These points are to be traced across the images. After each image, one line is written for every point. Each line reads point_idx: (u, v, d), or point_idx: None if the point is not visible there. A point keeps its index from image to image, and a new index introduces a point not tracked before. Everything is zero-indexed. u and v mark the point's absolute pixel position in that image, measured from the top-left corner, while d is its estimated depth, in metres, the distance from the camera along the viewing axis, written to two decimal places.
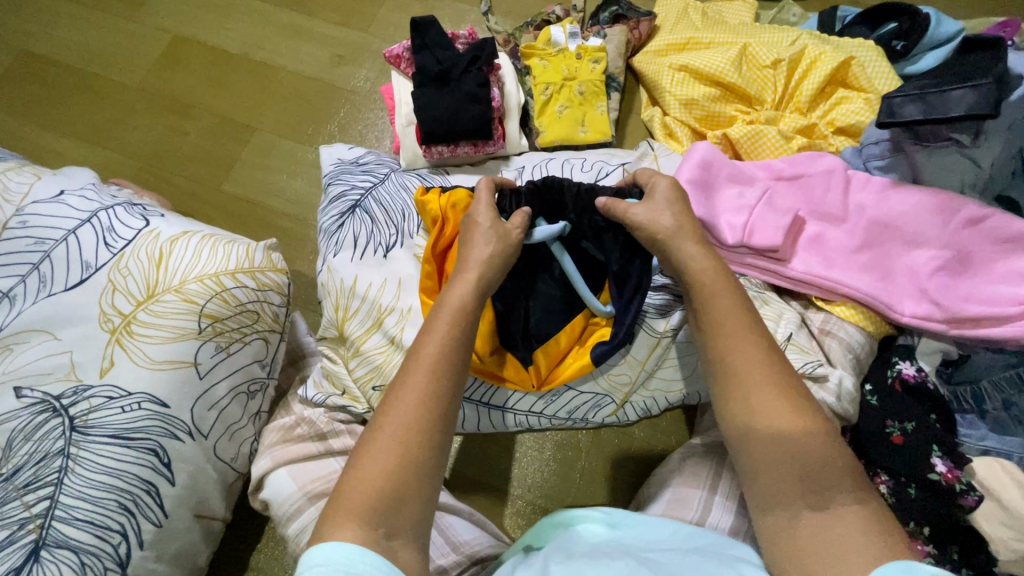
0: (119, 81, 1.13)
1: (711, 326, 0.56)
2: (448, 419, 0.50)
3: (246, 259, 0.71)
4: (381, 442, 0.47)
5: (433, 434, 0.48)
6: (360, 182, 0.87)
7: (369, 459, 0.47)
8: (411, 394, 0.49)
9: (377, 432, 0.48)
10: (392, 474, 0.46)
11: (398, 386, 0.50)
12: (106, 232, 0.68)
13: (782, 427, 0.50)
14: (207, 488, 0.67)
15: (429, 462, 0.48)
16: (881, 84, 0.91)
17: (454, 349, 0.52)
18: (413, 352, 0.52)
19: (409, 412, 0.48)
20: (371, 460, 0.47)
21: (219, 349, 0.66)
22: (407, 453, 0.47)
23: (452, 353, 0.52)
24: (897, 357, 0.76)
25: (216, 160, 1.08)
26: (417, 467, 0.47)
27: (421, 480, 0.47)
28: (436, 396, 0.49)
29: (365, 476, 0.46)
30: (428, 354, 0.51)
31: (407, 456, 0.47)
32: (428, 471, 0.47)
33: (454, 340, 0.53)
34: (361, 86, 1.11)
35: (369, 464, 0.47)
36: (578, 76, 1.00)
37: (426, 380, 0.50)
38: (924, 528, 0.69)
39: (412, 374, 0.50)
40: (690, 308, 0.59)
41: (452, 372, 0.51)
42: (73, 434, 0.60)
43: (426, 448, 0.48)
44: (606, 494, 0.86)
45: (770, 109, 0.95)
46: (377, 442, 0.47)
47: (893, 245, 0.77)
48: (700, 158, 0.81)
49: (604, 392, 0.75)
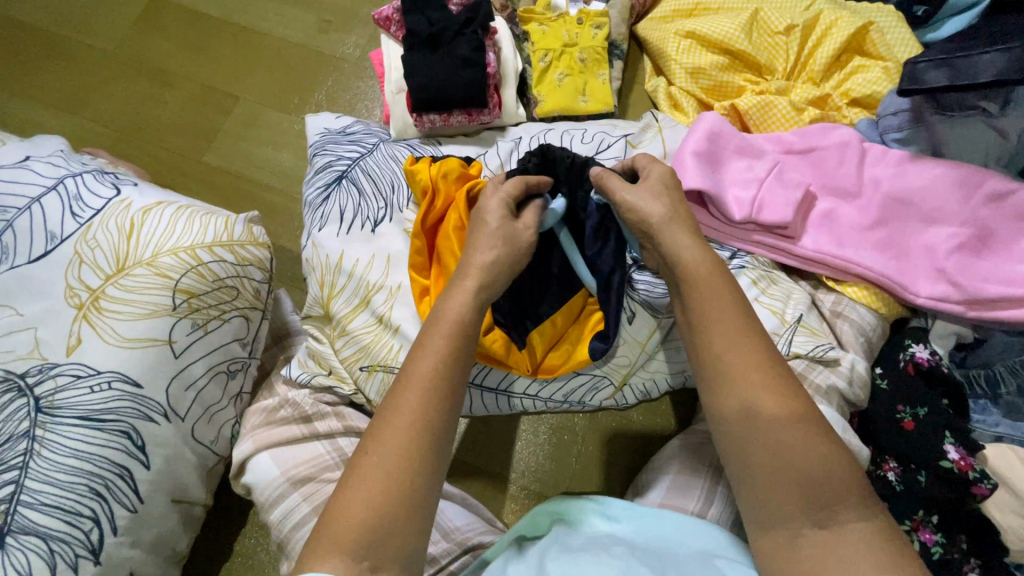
0: (94, 45, 1.07)
1: (706, 316, 0.52)
2: (443, 441, 0.47)
3: (224, 231, 0.66)
4: (373, 466, 0.45)
5: (425, 457, 0.45)
6: (347, 153, 0.82)
7: (360, 482, 0.44)
8: (405, 414, 0.46)
9: (369, 454, 0.45)
10: (385, 500, 0.43)
11: (392, 404, 0.47)
12: (72, 201, 0.64)
13: (794, 414, 0.47)
14: (185, 472, 0.64)
15: (424, 486, 0.45)
16: (900, 52, 0.86)
17: (449, 365, 0.49)
18: (406, 368, 0.49)
19: (403, 434, 0.46)
20: (362, 485, 0.44)
21: (195, 327, 0.63)
22: (401, 477, 0.44)
23: (449, 369, 0.49)
24: (909, 340, 0.73)
25: (198, 130, 1.03)
26: (412, 491, 0.44)
27: (413, 508, 0.44)
28: (432, 415, 0.47)
29: (355, 501, 0.43)
30: (422, 371, 0.48)
31: (398, 482, 0.44)
32: (423, 495, 0.45)
33: (450, 356, 0.50)
34: (350, 52, 1.06)
35: (360, 488, 0.44)
36: (579, 42, 0.94)
37: (418, 399, 0.47)
38: (932, 517, 0.67)
39: (406, 392, 0.47)
40: (689, 289, 0.54)
41: (450, 390, 0.48)
42: (39, 415, 0.56)
43: (421, 471, 0.45)
44: (603, 479, 0.83)
45: (781, 78, 0.90)
46: (369, 464, 0.45)
47: (908, 222, 0.73)
48: (707, 129, 0.77)
49: (602, 374, 0.71)
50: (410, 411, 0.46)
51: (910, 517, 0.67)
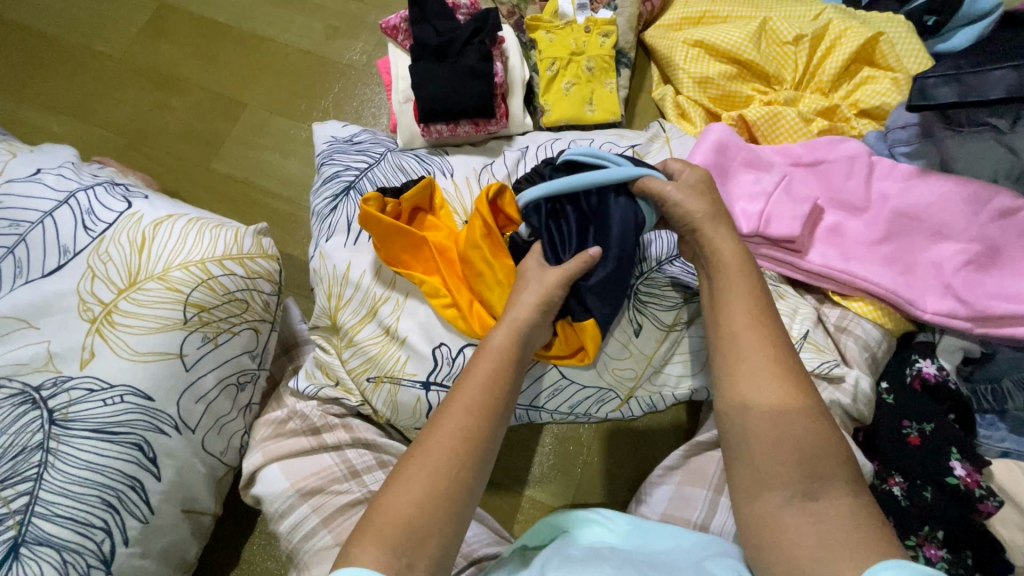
0: (103, 51, 1.08)
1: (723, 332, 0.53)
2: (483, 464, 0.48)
3: (234, 244, 0.67)
4: (416, 473, 0.46)
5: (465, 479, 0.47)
6: (355, 163, 0.82)
7: (403, 488, 0.46)
8: (452, 425, 0.48)
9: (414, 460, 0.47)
10: (425, 501, 0.45)
11: (440, 416, 0.49)
12: (84, 214, 0.64)
13: (799, 436, 0.47)
14: (194, 483, 0.65)
15: (466, 497, 0.46)
16: (909, 64, 0.86)
17: (495, 392, 0.51)
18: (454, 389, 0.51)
19: (450, 443, 0.47)
20: (405, 492, 0.45)
21: (206, 340, 0.63)
22: (444, 484, 0.46)
23: (496, 386, 0.51)
24: (917, 355, 0.73)
25: (205, 137, 1.03)
26: (445, 511, 0.45)
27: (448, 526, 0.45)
28: (478, 427, 0.48)
29: (395, 507, 0.45)
30: (472, 386, 0.51)
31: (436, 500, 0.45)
32: (463, 503, 0.46)
33: (499, 377, 0.52)
34: (356, 59, 1.06)
35: (403, 493, 0.45)
36: (587, 50, 0.94)
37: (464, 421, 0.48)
38: (938, 533, 0.66)
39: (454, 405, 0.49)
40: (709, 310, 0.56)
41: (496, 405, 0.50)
42: (52, 428, 0.57)
43: (465, 480, 0.47)
44: (609, 490, 0.84)
45: (789, 88, 0.89)
46: (412, 471, 0.46)
47: (916, 237, 0.73)
48: (715, 141, 0.77)
49: (608, 386, 0.71)
50: (456, 423, 0.48)
51: (914, 533, 0.66)
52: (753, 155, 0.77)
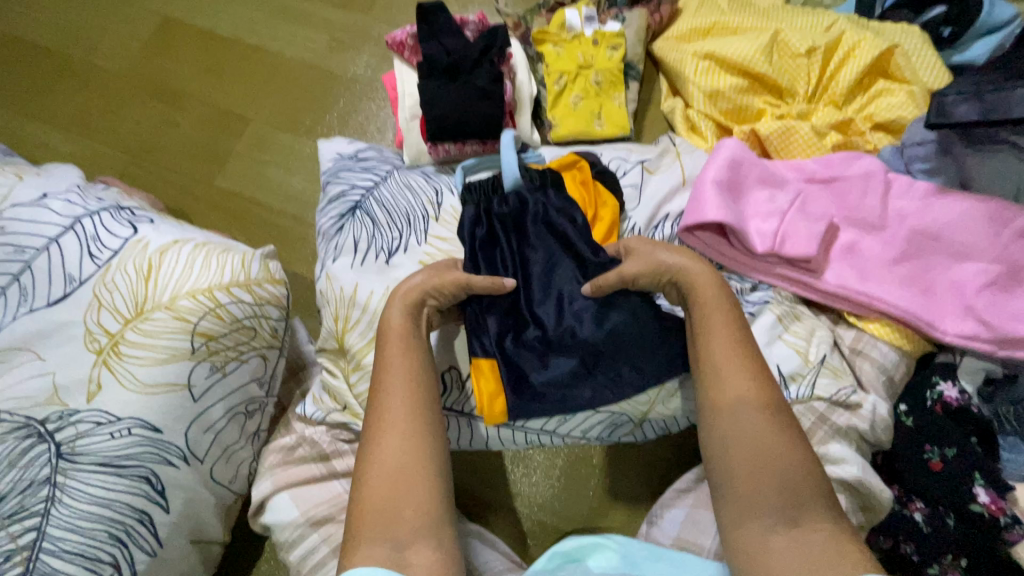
0: (107, 67, 1.07)
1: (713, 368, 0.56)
2: (425, 438, 0.54)
3: (241, 270, 0.66)
4: (378, 460, 0.52)
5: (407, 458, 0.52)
6: (361, 181, 0.81)
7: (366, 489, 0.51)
8: (388, 422, 0.54)
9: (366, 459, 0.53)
10: (384, 493, 0.51)
11: (378, 385, 0.56)
12: (90, 241, 0.63)
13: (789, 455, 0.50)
14: (203, 513, 0.64)
15: (414, 486, 0.51)
16: (926, 76, 0.84)
17: (414, 376, 0.57)
18: (378, 376, 0.57)
19: (392, 409, 0.54)
20: (375, 461, 0.52)
21: (214, 369, 0.62)
22: (390, 474, 0.51)
23: (418, 376, 0.57)
24: (937, 377, 0.72)
25: (210, 154, 1.02)
26: (399, 493, 0.50)
27: (410, 502, 0.50)
28: (412, 401, 0.55)
29: (374, 480, 0.51)
30: (398, 380, 0.56)
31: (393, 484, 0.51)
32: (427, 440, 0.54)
33: (413, 363, 0.57)
34: (361, 73, 1.05)
35: (369, 484, 0.51)
36: (594, 64, 0.93)
37: (399, 408, 0.54)
38: (961, 561, 0.66)
39: (387, 403, 0.55)
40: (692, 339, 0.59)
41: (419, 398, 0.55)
42: (60, 461, 0.56)
43: (405, 465, 0.52)
44: (622, 513, 0.82)
45: (802, 101, 0.87)
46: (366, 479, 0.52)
47: (934, 257, 0.72)
48: (728, 157, 0.76)
49: (621, 411, 0.69)
50: (390, 418, 0.54)
51: (938, 560, 0.66)
52: (767, 172, 0.77)
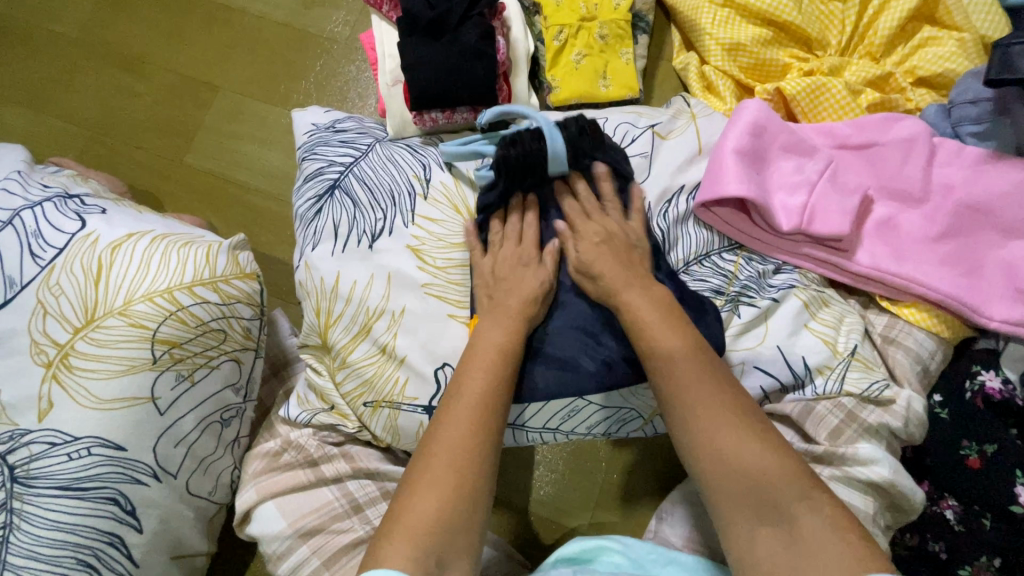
0: (56, 31, 0.96)
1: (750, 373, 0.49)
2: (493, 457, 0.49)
3: (206, 266, 0.59)
4: (436, 464, 0.47)
5: (475, 470, 0.47)
6: (338, 157, 0.73)
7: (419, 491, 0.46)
8: (461, 425, 0.49)
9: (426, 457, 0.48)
10: (441, 504, 0.45)
11: (457, 387, 0.52)
12: (32, 237, 0.56)
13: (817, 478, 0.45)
14: (181, 529, 0.59)
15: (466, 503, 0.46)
16: (979, 22, 0.74)
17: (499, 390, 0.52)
18: (462, 379, 0.53)
19: (468, 416, 0.49)
20: (433, 463, 0.47)
21: (181, 379, 0.56)
22: (452, 480, 0.46)
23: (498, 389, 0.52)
24: (977, 366, 0.66)
25: (176, 127, 0.93)
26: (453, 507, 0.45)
27: (459, 526, 0.45)
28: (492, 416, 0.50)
29: (429, 485, 0.46)
30: (477, 386, 0.52)
31: (451, 496, 0.45)
32: (492, 441, 0.49)
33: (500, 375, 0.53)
34: (338, 31, 0.94)
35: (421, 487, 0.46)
36: (599, 15, 0.82)
37: (476, 417, 0.50)
38: (995, 561, 0.61)
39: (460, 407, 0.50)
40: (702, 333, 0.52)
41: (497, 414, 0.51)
42: (14, 486, 0.51)
43: (469, 479, 0.46)
44: (630, 507, 0.78)
45: (834, 54, 0.77)
46: (421, 482, 0.46)
47: (982, 234, 0.64)
48: (751, 121, 0.67)
49: (629, 407, 0.64)
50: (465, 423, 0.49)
51: (970, 562, 0.62)
52: (795, 138, 0.68)
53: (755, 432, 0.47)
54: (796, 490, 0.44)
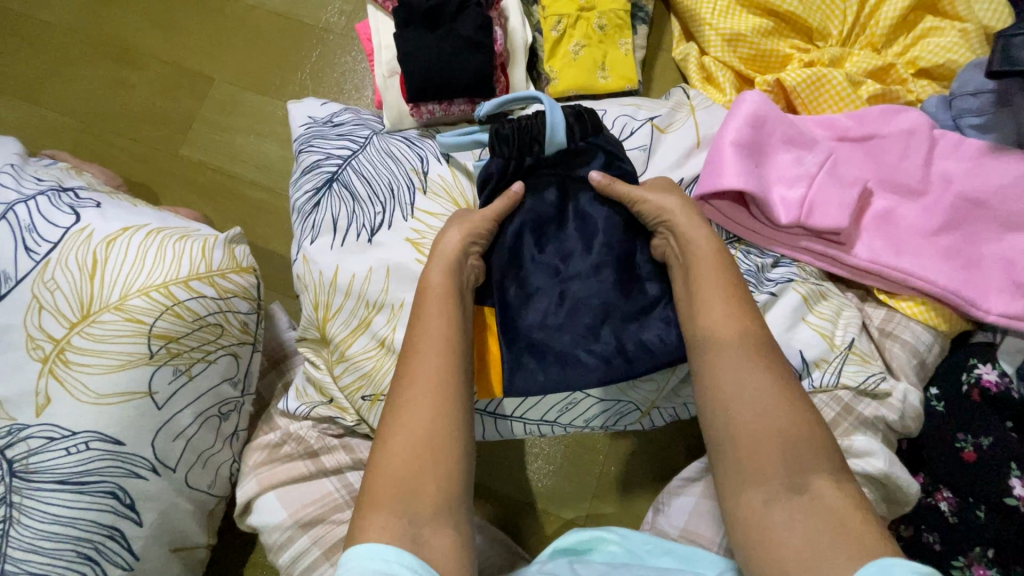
0: (47, 20, 0.95)
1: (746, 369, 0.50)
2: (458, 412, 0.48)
3: (201, 260, 0.58)
4: (400, 429, 0.47)
5: (439, 429, 0.47)
6: (335, 149, 0.72)
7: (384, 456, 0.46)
8: (418, 385, 0.49)
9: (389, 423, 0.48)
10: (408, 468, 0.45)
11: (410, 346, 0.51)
12: (26, 232, 0.56)
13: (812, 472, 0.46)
14: (181, 522, 0.60)
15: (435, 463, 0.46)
16: (981, 12, 0.73)
17: (452, 342, 0.51)
18: (412, 336, 0.52)
19: (423, 375, 0.49)
20: (396, 428, 0.47)
21: (178, 373, 0.56)
22: (416, 444, 0.46)
23: (451, 342, 0.51)
24: (975, 359, 0.66)
25: (171, 119, 0.92)
26: (420, 471, 0.45)
27: (431, 486, 0.45)
28: (445, 369, 0.49)
29: (393, 452, 0.46)
30: (429, 342, 0.51)
31: (416, 460, 0.46)
32: (452, 396, 0.48)
33: (451, 325, 0.52)
34: (334, 21, 0.93)
35: (387, 455, 0.46)
36: (597, 5, 0.81)
37: (431, 374, 0.49)
38: (988, 551, 0.61)
39: (415, 366, 0.50)
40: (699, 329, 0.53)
41: (452, 366, 0.50)
42: (13, 480, 0.51)
43: (434, 439, 0.46)
44: (628, 499, 0.78)
45: (835, 45, 0.76)
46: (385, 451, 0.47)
47: (981, 227, 0.64)
48: (751, 113, 0.67)
49: (628, 400, 0.64)
50: (421, 384, 0.49)
51: (963, 553, 0.62)
52: (795, 130, 0.67)
53: (752, 426, 0.47)
54: (789, 483, 0.45)
